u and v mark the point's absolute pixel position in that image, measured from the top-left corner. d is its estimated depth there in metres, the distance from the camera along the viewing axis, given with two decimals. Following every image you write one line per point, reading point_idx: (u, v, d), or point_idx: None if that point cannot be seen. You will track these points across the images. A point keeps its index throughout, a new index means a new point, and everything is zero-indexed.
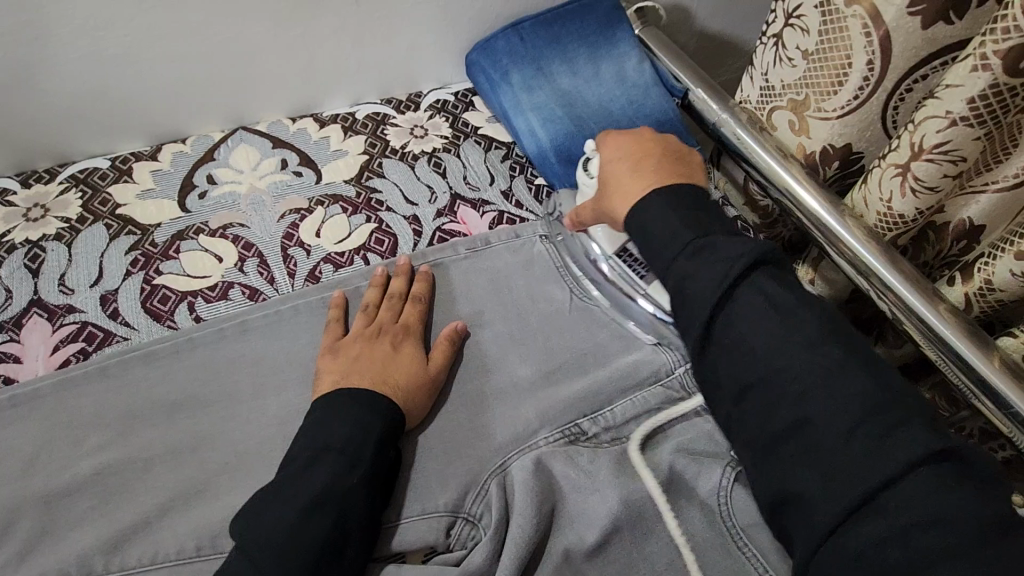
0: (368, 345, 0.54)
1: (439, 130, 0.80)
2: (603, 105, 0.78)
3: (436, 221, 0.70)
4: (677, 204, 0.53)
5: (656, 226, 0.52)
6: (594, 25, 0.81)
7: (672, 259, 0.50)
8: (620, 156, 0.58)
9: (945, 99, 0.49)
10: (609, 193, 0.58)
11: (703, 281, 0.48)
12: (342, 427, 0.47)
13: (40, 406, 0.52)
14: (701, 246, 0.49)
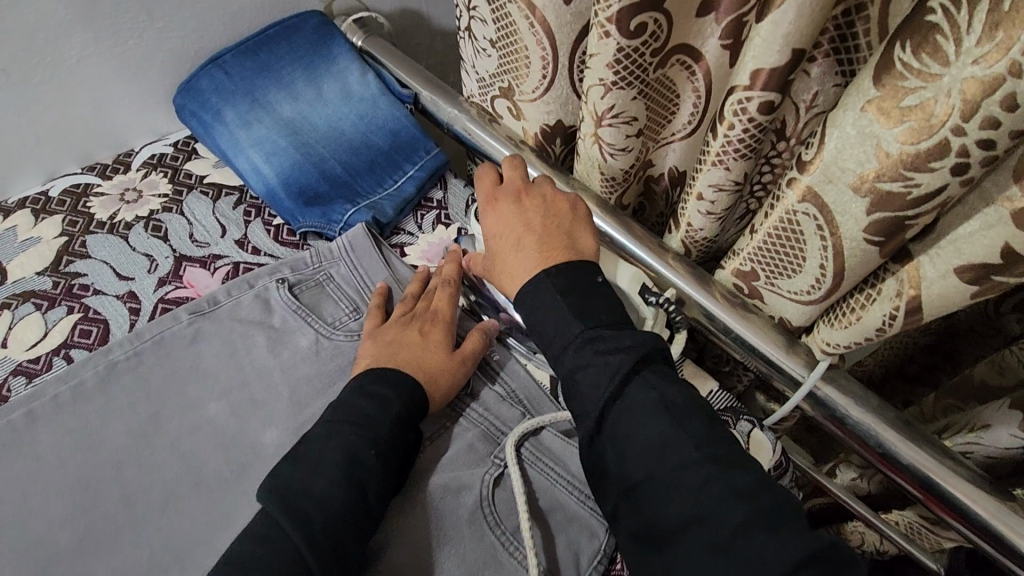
0: (402, 330, 0.54)
1: (156, 190, 0.71)
2: (332, 126, 0.74)
3: (158, 291, 0.62)
4: (569, 288, 0.48)
5: (545, 317, 0.48)
6: (304, 45, 0.77)
7: (568, 357, 0.46)
8: (508, 219, 0.53)
9: (593, 69, 0.51)
10: (499, 267, 0.53)
11: (597, 383, 0.44)
12: (377, 404, 0.47)
13: None
14: (591, 340, 0.46)
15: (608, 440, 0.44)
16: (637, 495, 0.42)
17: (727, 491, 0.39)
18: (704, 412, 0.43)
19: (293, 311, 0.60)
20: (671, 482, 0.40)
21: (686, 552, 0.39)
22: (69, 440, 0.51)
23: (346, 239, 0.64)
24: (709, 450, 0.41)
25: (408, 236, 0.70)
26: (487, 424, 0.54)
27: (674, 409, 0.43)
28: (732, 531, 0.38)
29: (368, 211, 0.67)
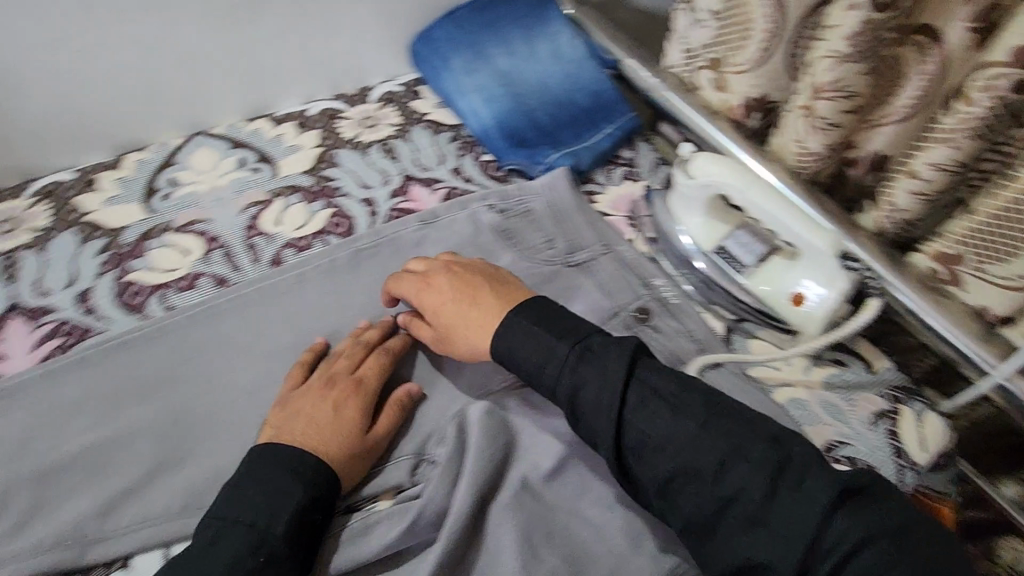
0: (312, 397, 0.53)
1: (389, 119, 0.84)
2: (541, 81, 0.82)
3: (391, 200, 0.74)
4: (542, 317, 0.52)
5: (528, 355, 0.51)
6: (525, 9, 0.86)
7: (563, 377, 0.49)
8: (433, 298, 0.57)
9: (828, 40, 0.57)
10: (455, 333, 0.56)
11: (602, 395, 0.47)
12: (262, 501, 0.45)
13: (25, 397, 0.55)
14: (583, 355, 0.49)
15: (618, 449, 0.46)
16: (667, 491, 0.44)
17: (751, 469, 0.42)
18: (669, 406, 0.46)
19: (502, 233, 0.69)
20: (700, 475, 0.43)
21: (727, 536, 0.42)
22: (324, 302, 0.64)
23: (547, 180, 0.73)
24: (732, 441, 0.44)
25: (598, 186, 0.76)
26: (667, 351, 0.59)
27: (656, 406, 0.46)
28: (778, 506, 0.41)
29: (570, 159, 0.76)
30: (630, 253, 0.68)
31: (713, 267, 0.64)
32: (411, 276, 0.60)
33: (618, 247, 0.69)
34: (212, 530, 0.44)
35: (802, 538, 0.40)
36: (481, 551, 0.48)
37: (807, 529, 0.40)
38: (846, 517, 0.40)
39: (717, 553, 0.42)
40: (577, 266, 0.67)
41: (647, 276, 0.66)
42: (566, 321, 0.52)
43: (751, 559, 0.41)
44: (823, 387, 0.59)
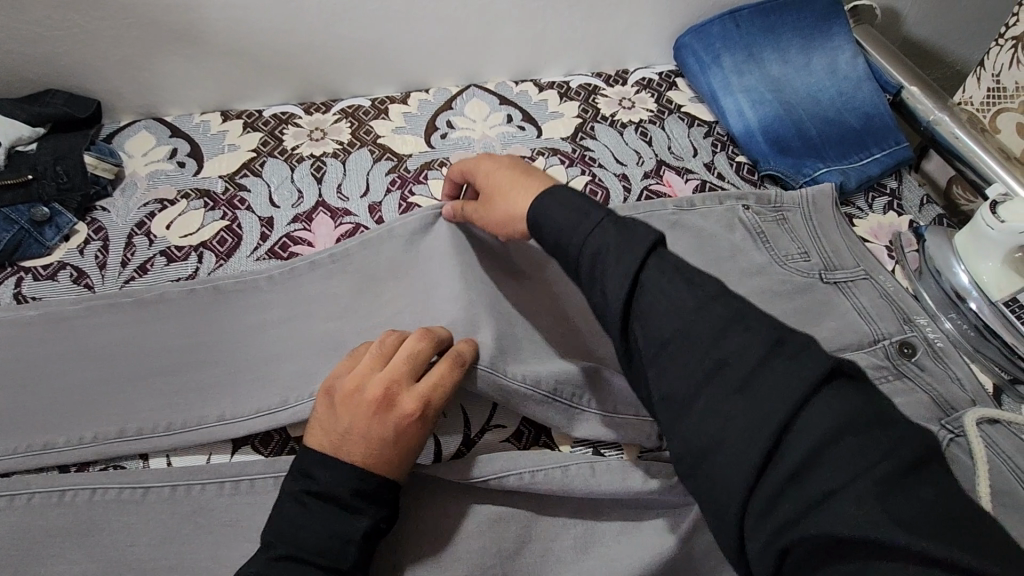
0: (360, 421, 0.45)
1: (645, 104, 0.86)
2: (814, 94, 0.80)
3: (644, 181, 0.76)
4: (565, 196, 0.48)
5: (556, 230, 0.47)
6: (811, 18, 0.84)
7: (588, 243, 0.45)
8: (504, 183, 0.54)
9: None
10: (498, 198, 0.54)
11: (615, 262, 0.43)
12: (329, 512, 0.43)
13: (323, 274, 0.63)
14: (616, 223, 0.45)
15: (638, 324, 0.42)
16: (666, 359, 0.40)
17: (758, 348, 0.38)
18: (694, 290, 0.41)
19: (754, 232, 0.69)
20: (701, 345, 0.39)
21: (706, 406, 0.38)
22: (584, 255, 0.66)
23: (809, 193, 0.72)
24: (724, 326, 0.39)
25: (858, 210, 0.73)
26: (934, 391, 0.56)
27: (686, 282, 0.42)
28: (747, 381, 0.37)
29: (838, 176, 0.73)
30: (891, 284, 0.65)
31: (998, 319, 0.60)
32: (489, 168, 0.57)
33: (879, 275, 0.66)
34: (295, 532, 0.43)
35: (789, 420, 0.35)
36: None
37: (795, 409, 0.35)
38: (834, 403, 0.35)
39: (689, 426, 0.38)
40: (834, 284, 0.65)
41: (910, 310, 0.63)
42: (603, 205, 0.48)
43: (733, 435, 0.36)
44: None
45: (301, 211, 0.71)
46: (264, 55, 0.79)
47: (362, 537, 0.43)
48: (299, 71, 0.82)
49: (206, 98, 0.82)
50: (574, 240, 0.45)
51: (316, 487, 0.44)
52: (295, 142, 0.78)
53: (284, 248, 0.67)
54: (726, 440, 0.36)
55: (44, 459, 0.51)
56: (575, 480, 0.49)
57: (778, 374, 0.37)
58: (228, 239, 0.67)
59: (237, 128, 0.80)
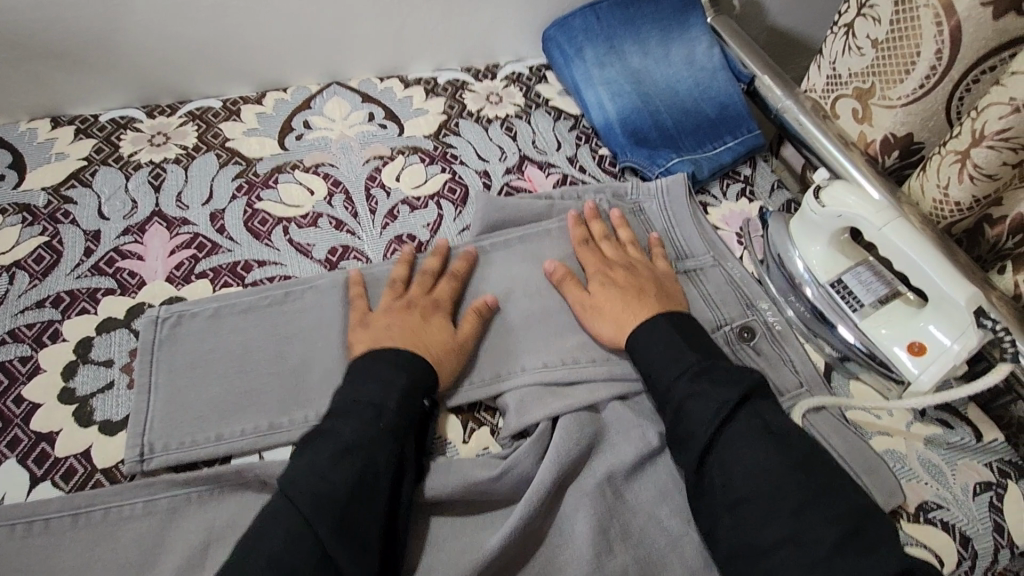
0: (402, 313, 0.57)
1: (513, 99, 0.85)
2: (671, 84, 0.81)
3: (505, 176, 0.75)
4: (681, 328, 0.56)
5: (657, 352, 0.54)
6: (668, 10, 0.85)
7: (680, 387, 0.51)
8: (613, 296, 0.59)
9: (1009, 86, 0.54)
10: (608, 313, 0.59)
11: (708, 411, 0.49)
12: (379, 387, 0.50)
13: (176, 335, 0.56)
14: (701, 373, 0.51)
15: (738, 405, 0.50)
16: (738, 512, 0.46)
17: (835, 522, 0.44)
18: (773, 439, 0.48)
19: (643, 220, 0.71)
20: (770, 502, 0.45)
21: (770, 470, 0.46)
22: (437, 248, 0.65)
23: (663, 183, 0.72)
24: (799, 455, 0.47)
25: (712, 199, 0.75)
26: (765, 375, 0.58)
27: (775, 434, 0.48)
28: (817, 552, 0.43)
29: (690, 165, 0.74)
30: (738, 271, 0.67)
31: (826, 300, 0.62)
32: (619, 252, 0.64)
33: (726, 261, 0.68)
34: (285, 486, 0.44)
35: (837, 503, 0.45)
36: (551, 530, 0.50)
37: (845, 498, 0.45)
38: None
39: (740, 475, 0.47)
40: (683, 273, 0.66)
41: (752, 296, 0.65)
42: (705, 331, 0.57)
43: (788, 499, 0.45)
44: (922, 443, 0.56)
45: (133, 223, 0.66)
46: (96, 56, 0.73)
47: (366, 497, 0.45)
48: (136, 71, 0.76)
49: (33, 103, 0.75)
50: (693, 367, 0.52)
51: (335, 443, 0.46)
52: (133, 148, 0.73)
53: (110, 263, 0.62)
54: (779, 497, 0.45)
55: None
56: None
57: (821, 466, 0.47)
58: (46, 256, 0.62)
59: (68, 135, 0.74)
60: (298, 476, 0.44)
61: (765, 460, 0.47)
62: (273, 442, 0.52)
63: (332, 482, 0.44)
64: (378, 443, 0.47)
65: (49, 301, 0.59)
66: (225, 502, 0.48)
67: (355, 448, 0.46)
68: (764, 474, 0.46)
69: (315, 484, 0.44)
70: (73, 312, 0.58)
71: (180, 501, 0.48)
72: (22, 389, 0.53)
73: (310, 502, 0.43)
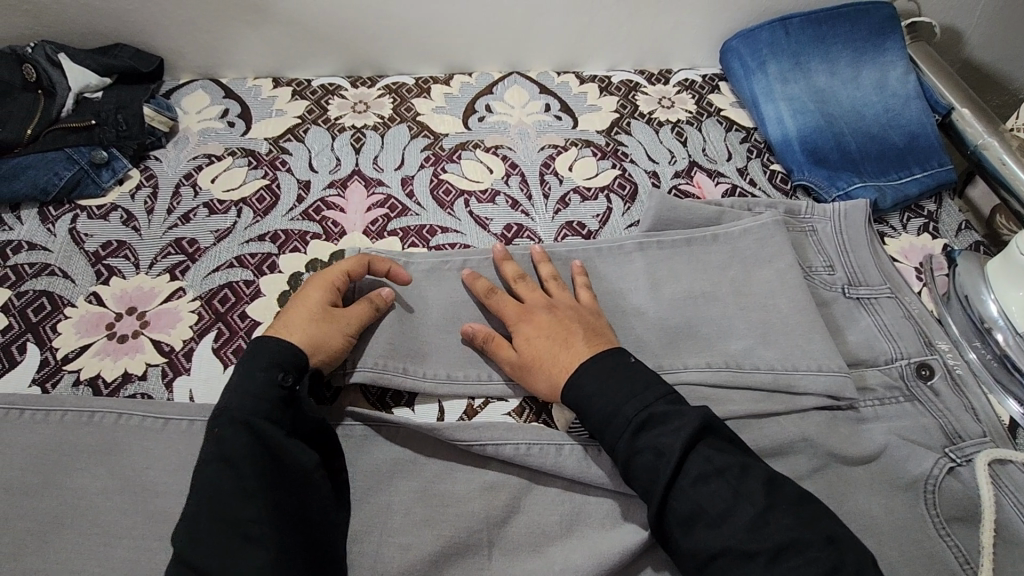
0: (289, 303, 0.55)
1: (685, 105, 0.86)
2: (858, 108, 0.79)
3: (674, 180, 0.77)
4: (609, 374, 0.51)
5: (596, 410, 0.50)
6: (864, 32, 0.82)
7: (622, 444, 0.48)
8: (541, 344, 0.54)
9: None
10: (539, 365, 0.54)
11: (654, 466, 0.46)
12: (269, 363, 0.48)
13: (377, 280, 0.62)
14: (645, 425, 0.48)
15: (692, 466, 0.46)
16: (712, 569, 0.43)
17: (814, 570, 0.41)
18: (724, 482, 0.45)
19: (800, 240, 0.69)
20: (742, 557, 0.42)
21: (734, 527, 0.43)
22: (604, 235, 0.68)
23: (841, 207, 0.70)
24: (761, 511, 0.44)
25: (891, 230, 0.72)
26: (943, 419, 0.56)
27: (730, 476, 0.45)
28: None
29: (872, 192, 0.72)
30: (916, 306, 0.64)
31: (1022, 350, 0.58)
32: (534, 293, 0.59)
33: (904, 295, 0.65)
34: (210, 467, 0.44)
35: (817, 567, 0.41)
36: None
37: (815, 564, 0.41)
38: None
39: (703, 535, 0.44)
40: (856, 300, 0.64)
41: (933, 334, 0.62)
42: (629, 380, 0.50)
43: (744, 559, 0.42)
44: None
45: (338, 178, 0.74)
46: (317, 28, 0.82)
47: (258, 467, 0.44)
48: (348, 44, 0.85)
49: (261, 62, 0.85)
50: (616, 443, 0.48)
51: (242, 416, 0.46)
52: (339, 113, 0.81)
53: (317, 211, 0.70)
54: (741, 561, 0.42)
55: (70, 401, 0.53)
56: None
57: (792, 531, 0.43)
58: (266, 197, 0.71)
59: (286, 94, 0.83)
60: (192, 520, 0.42)
61: (726, 523, 0.44)
62: (449, 391, 0.57)
63: (251, 510, 0.42)
64: (257, 440, 0.45)
65: (268, 236, 0.67)
66: (409, 437, 0.53)
67: (223, 457, 0.44)
68: (723, 536, 0.43)
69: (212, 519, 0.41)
70: (287, 249, 0.66)
71: (371, 428, 0.54)
72: (245, 306, 0.61)
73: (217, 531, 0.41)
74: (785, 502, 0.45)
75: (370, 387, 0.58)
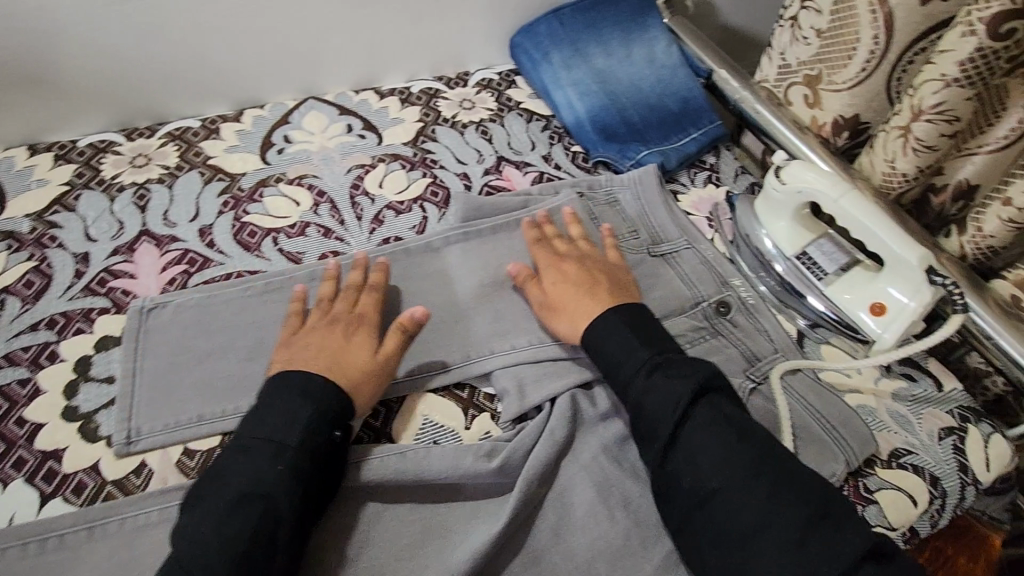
0: (324, 330, 0.55)
1: (485, 104, 0.89)
2: (635, 82, 0.86)
3: (485, 177, 0.79)
4: (636, 324, 0.57)
5: (616, 351, 0.55)
6: (627, 13, 0.90)
7: (640, 379, 0.53)
8: (570, 296, 0.60)
9: (939, 63, 0.58)
10: (563, 310, 0.59)
11: (663, 405, 0.51)
12: (286, 410, 0.49)
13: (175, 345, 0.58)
14: (659, 365, 0.54)
15: (701, 412, 0.51)
16: (710, 505, 0.48)
17: (805, 504, 0.46)
18: (732, 427, 0.50)
19: (591, 215, 0.73)
20: (742, 490, 0.47)
21: (721, 466, 0.48)
22: (422, 246, 0.68)
23: (635, 175, 0.76)
24: (754, 454, 0.49)
25: (681, 186, 0.79)
26: (742, 345, 0.62)
27: (726, 426, 0.50)
28: (793, 536, 0.44)
29: (658, 156, 0.79)
30: (710, 251, 0.71)
31: (793, 271, 0.66)
32: (569, 250, 0.65)
33: (699, 243, 0.71)
34: (235, 490, 0.45)
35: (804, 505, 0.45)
36: (546, 505, 0.51)
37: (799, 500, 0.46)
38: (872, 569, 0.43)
39: (698, 472, 0.49)
40: (660, 256, 0.70)
41: (726, 273, 0.69)
42: (648, 329, 0.57)
43: (737, 495, 0.47)
44: (890, 397, 0.60)
45: (122, 243, 0.67)
46: (70, 83, 0.74)
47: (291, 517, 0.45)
48: (112, 96, 0.77)
49: (10, 131, 0.75)
50: (620, 383, 0.54)
51: (280, 458, 0.46)
52: (115, 171, 0.74)
53: (102, 283, 0.63)
54: (733, 495, 0.47)
55: None
56: (418, 461, 0.52)
57: (769, 468, 0.48)
58: (36, 281, 0.63)
59: (48, 162, 0.74)
60: (211, 546, 0.42)
61: (717, 465, 0.49)
62: None
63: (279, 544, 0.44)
64: (291, 477, 0.46)
65: (43, 324, 0.59)
66: None
67: (258, 493, 0.45)
68: (711, 474, 0.48)
69: (237, 556, 0.42)
70: (69, 332, 0.59)
71: None
72: (23, 411, 0.54)
73: (235, 571, 0.42)
74: (765, 445, 0.50)
75: (134, 477, 0.52)
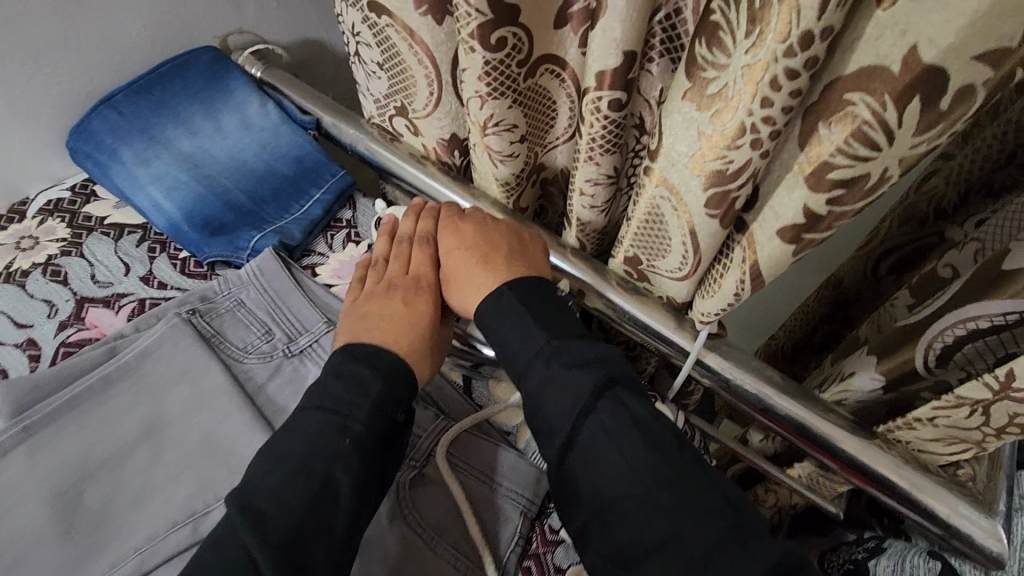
0: (378, 300, 0.56)
1: (53, 235, 0.70)
2: (235, 157, 0.76)
3: (59, 335, 0.62)
4: (526, 298, 0.51)
5: (508, 328, 0.51)
6: (199, 80, 0.77)
7: (536, 369, 0.48)
8: (500, 250, 0.55)
9: (467, 82, 0.55)
10: (457, 281, 0.56)
11: (556, 403, 0.46)
12: (346, 388, 0.47)
13: None
14: (556, 354, 0.48)
15: (604, 410, 0.45)
16: (608, 518, 0.43)
17: (717, 524, 0.41)
18: (638, 431, 0.44)
19: (207, 334, 0.60)
20: (640, 508, 0.42)
21: (634, 476, 0.43)
22: None
23: (255, 265, 0.65)
24: (671, 466, 0.43)
25: (320, 257, 0.72)
26: None
27: (640, 427, 0.44)
28: (699, 557, 0.39)
29: (274, 236, 0.69)
30: None
31: None
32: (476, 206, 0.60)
33: None
34: (248, 514, 0.41)
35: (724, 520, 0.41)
36: None
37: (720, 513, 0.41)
38: None
39: (604, 480, 0.44)
40: (297, 355, 0.60)
41: None
42: (552, 301, 0.52)
43: (644, 507, 0.42)
44: None
45: None
46: None
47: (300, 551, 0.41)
48: None
49: None
50: (529, 353, 0.49)
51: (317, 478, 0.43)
52: None
53: None
54: (643, 508, 0.42)
55: None
56: None
57: (687, 473, 0.43)
58: None
59: None
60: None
61: (630, 471, 0.43)
62: None
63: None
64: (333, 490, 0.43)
65: None
66: None
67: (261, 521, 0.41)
68: (618, 484, 0.43)
69: None
70: None
71: None
72: None
73: None
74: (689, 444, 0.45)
75: None
